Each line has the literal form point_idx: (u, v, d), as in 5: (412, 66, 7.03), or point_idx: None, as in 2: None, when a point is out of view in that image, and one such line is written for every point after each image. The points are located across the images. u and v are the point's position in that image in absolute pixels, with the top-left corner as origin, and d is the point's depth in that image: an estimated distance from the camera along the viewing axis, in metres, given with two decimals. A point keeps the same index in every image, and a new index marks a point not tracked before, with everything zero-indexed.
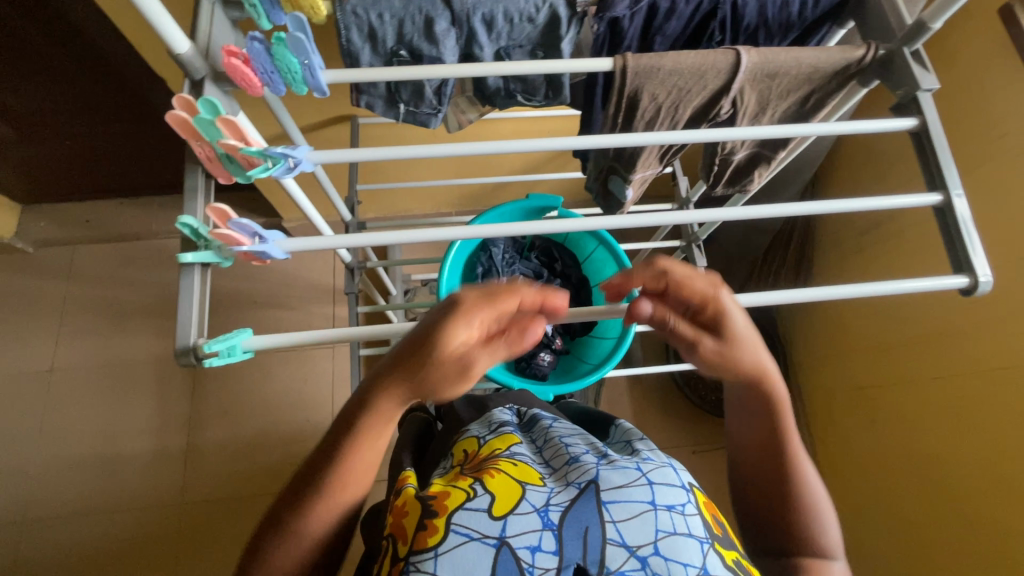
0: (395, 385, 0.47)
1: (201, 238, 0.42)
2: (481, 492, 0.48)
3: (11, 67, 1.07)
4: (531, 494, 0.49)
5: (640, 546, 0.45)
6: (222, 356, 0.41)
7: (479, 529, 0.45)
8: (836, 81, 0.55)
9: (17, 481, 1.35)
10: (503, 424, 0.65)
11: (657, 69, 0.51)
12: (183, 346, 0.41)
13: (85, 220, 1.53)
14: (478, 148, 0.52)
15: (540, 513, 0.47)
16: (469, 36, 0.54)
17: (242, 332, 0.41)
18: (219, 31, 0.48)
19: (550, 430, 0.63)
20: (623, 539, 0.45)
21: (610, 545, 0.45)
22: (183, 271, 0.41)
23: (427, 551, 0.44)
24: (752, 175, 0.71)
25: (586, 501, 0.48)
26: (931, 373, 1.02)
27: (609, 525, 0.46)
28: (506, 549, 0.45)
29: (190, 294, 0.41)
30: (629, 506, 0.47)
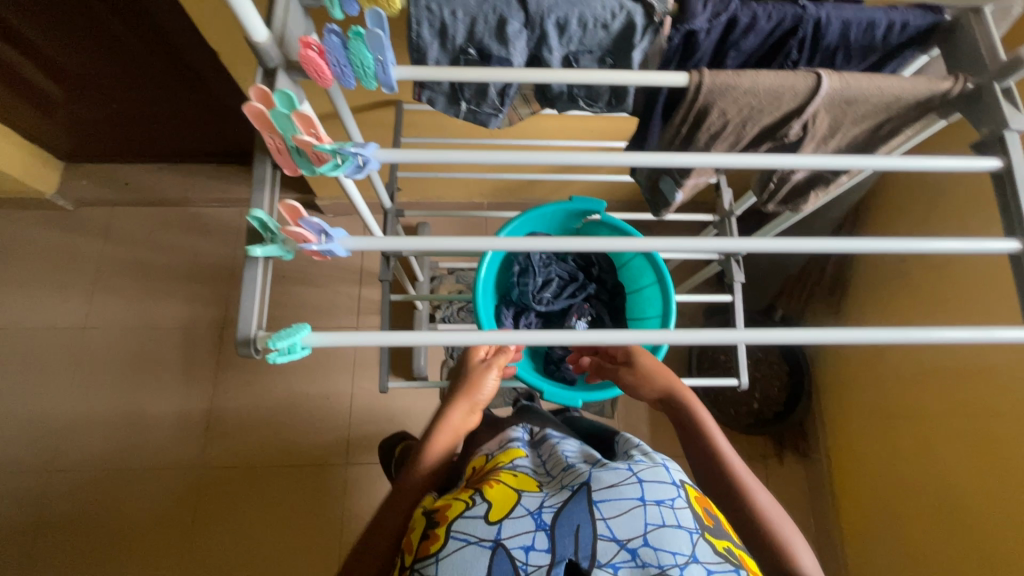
0: (453, 402, 0.74)
1: (268, 231, 0.42)
2: (480, 502, 0.60)
3: (65, 26, 1.08)
4: (527, 500, 0.61)
5: (631, 538, 0.56)
6: (285, 353, 0.41)
7: (478, 534, 0.57)
8: (915, 112, 0.53)
9: (46, 431, 1.39)
10: (512, 439, 0.77)
11: (733, 87, 0.50)
12: (244, 337, 0.41)
13: (124, 182, 1.55)
14: (539, 157, 0.50)
15: (535, 515, 0.59)
16: (540, 38, 0.52)
17: (303, 328, 0.41)
18: (294, 18, 0.47)
19: (554, 445, 0.75)
20: (614, 534, 0.57)
21: (602, 540, 0.56)
22: (250, 263, 0.42)
23: (430, 556, 0.57)
24: (808, 198, 0.68)
25: (578, 501, 0.60)
26: (965, 409, 1.00)
27: (599, 522, 0.58)
28: (502, 549, 0.56)
29: (253, 284, 0.42)
30: (620, 504, 0.59)
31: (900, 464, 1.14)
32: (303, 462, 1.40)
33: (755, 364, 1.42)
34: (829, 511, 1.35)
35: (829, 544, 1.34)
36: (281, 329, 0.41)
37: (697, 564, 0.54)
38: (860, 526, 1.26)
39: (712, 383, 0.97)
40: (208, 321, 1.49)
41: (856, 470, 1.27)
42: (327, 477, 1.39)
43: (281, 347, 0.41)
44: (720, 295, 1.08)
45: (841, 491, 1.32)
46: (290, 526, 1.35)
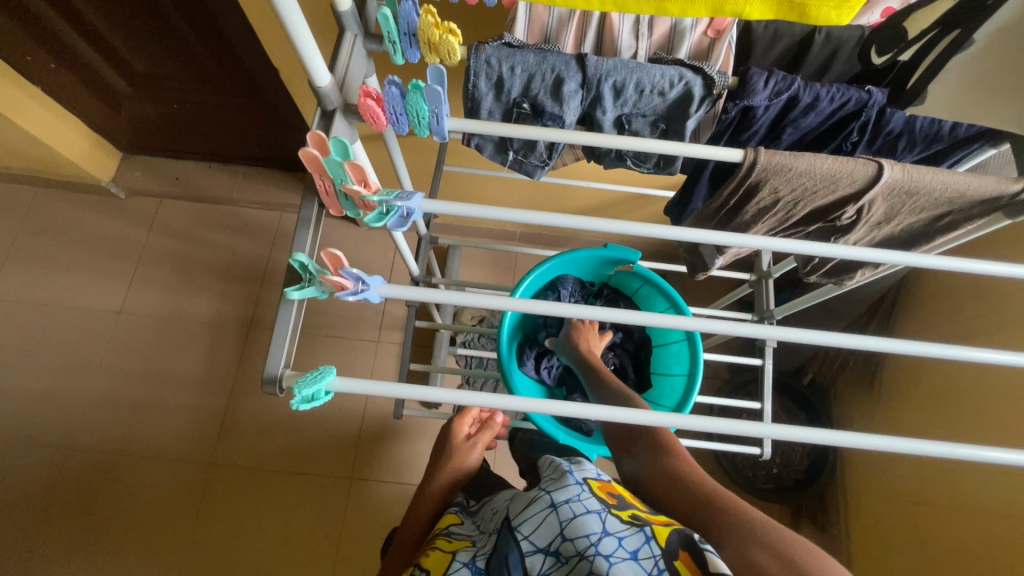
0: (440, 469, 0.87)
1: (306, 273, 0.42)
2: (421, 572, 0.62)
3: (141, 31, 1.13)
4: (461, 554, 0.63)
5: (550, 543, 0.58)
6: (306, 400, 0.41)
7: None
8: (980, 208, 0.51)
9: (70, 408, 1.43)
10: (452, 509, 0.80)
11: (788, 168, 0.48)
12: (271, 376, 0.42)
13: (174, 177, 1.62)
14: (582, 223, 0.48)
15: (469, 564, 0.61)
16: (595, 99, 0.52)
17: (328, 373, 0.41)
18: (355, 63, 0.49)
19: (486, 504, 0.77)
20: (537, 547, 0.58)
21: (528, 557, 0.58)
22: (286, 304, 0.42)
23: None
24: (855, 274, 0.68)
25: (505, 539, 0.61)
26: (1002, 511, 0.93)
27: (524, 542, 0.59)
28: None
29: (286, 325, 0.42)
30: (534, 522, 0.60)
31: (923, 557, 1.07)
32: (307, 472, 1.40)
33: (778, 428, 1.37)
34: None
35: None
36: (306, 374, 0.41)
37: (610, 537, 0.55)
38: None
39: (733, 449, 0.93)
40: (235, 320, 1.53)
41: (875, 554, 1.19)
42: (329, 489, 1.38)
43: (304, 393, 0.41)
44: (747, 357, 1.05)
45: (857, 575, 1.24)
46: (286, 534, 1.35)
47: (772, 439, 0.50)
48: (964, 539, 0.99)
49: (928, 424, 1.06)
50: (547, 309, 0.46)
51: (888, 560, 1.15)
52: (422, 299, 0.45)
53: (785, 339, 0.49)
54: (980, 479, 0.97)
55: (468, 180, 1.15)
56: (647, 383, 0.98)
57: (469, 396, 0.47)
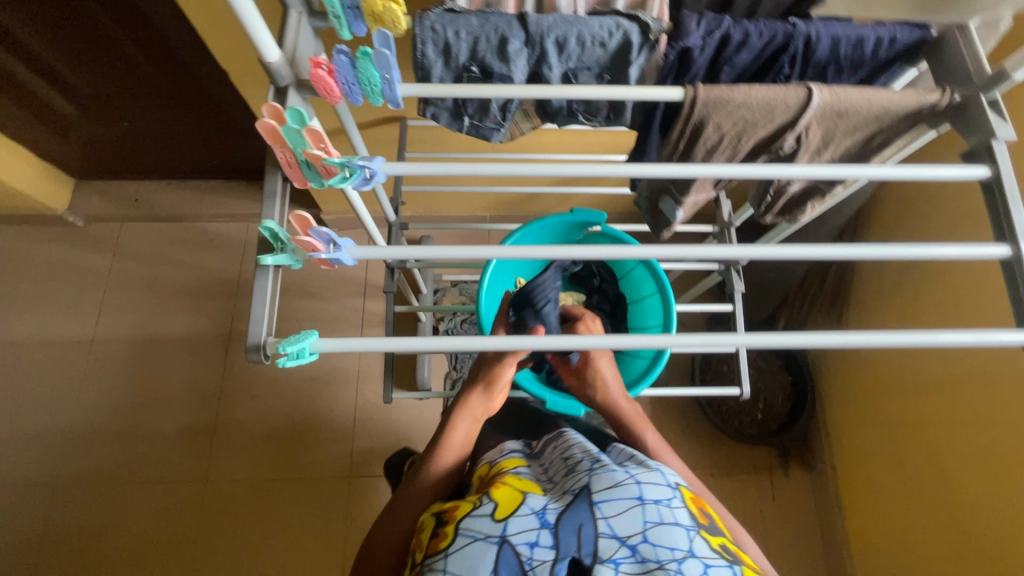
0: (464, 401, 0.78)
1: (278, 241, 0.44)
2: (486, 502, 0.60)
3: (81, 47, 1.11)
4: (531, 501, 0.61)
5: (630, 536, 0.55)
6: (294, 357, 0.43)
7: (484, 531, 0.57)
8: (906, 123, 0.55)
9: (53, 444, 1.40)
10: (512, 449, 0.76)
11: (727, 101, 0.52)
12: (256, 344, 0.43)
13: (133, 199, 1.58)
14: (542, 170, 0.53)
15: (539, 514, 0.59)
16: (540, 56, 0.54)
17: (312, 335, 0.43)
18: (303, 40, 0.50)
19: (555, 449, 0.74)
20: (614, 532, 0.56)
21: (602, 538, 0.56)
22: (261, 270, 0.44)
23: (438, 552, 0.57)
24: (805, 210, 0.69)
25: (580, 505, 0.59)
26: (969, 416, 1.00)
27: (601, 521, 0.57)
28: (506, 545, 0.55)
29: (264, 291, 0.44)
30: (618, 504, 0.58)
31: (907, 475, 1.14)
32: (308, 476, 1.40)
33: (758, 376, 1.42)
34: (836, 522, 1.34)
35: (837, 556, 1.32)
36: (289, 334, 0.43)
37: (696, 559, 0.53)
38: (869, 537, 1.24)
39: (714, 393, 0.99)
40: (214, 335, 1.51)
41: (862, 479, 1.26)
42: (331, 490, 1.39)
43: (289, 351, 0.42)
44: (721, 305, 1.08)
45: (848, 503, 1.30)
46: (295, 539, 1.35)
47: (750, 348, 0.55)
48: (942, 450, 1.06)
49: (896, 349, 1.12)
50: (527, 254, 0.51)
51: (875, 482, 1.22)
52: (391, 259, 0.46)
53: (735, 257, 0.53)
54: (948, 392, 1.04)
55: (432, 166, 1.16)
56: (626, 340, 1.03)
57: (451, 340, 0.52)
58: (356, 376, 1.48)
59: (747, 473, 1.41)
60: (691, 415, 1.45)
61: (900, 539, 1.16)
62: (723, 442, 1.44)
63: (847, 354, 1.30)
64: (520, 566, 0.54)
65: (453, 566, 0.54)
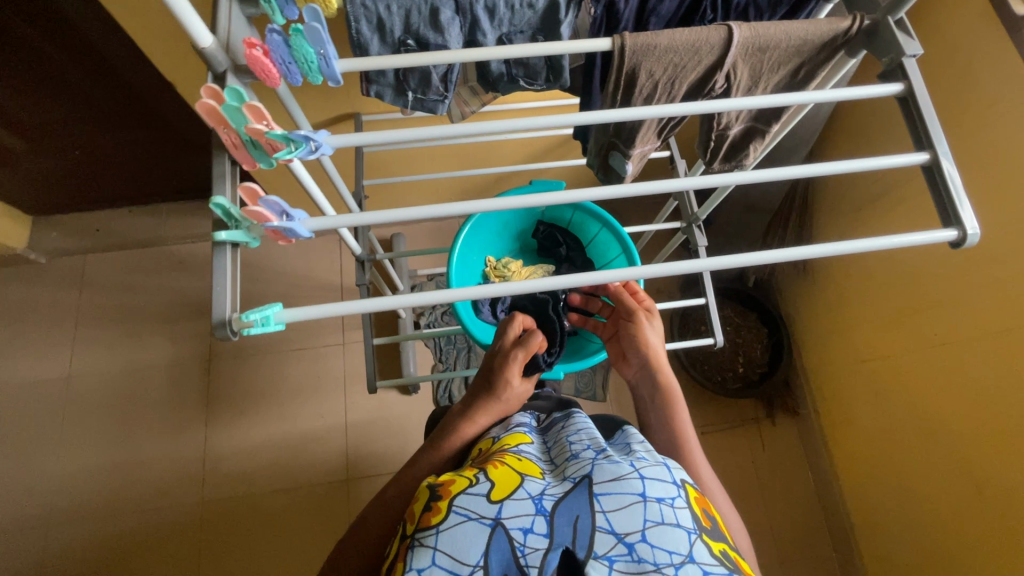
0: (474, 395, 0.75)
1: (233, 219, 0.48)
2: (483, 481, 0.54)
3: (19, 78, 1.09)
4: (529, 484, 0.54)
5: (628, 533, 0.48)
6: (258, 325, 0.47)
7: (478, 511, 0.50)
8: (824, 52, 0.58)
9: (40, 485, 1.38)
10: (519, 424, 0.71)
11: (654, 46, 0.54)
12: (220, 318, 0.47)
13: (95, 229, 1.56)
14: (487, 128, 0.54)
15: (536, 500, 0.52)
16: (472, 23, 0.56)
17: (275, 305, 0.47)
18: (236, 27, 0.51)
19: (561, 429, 0.68)
20: (611, 527, 0.49)
21: (599, 532, 0.49)
22: (217, 248, 0.47)
23: (430, 528, 0.50)
24: (748, 153, 0.73)
25: (579, 493, 0.52)
26: (933, 340, 1.04)
27: (599, 514, 0.50)
28: (500, 529, 0.49)
29: (223, 269, 0.47)
30: (619, 497, 0.51)
31: (883, 406, 1.18)
32: (305, 484, 1.39)
33: (735, 330, 1.45)
34: (823, 462, 1.38)
35: (829, 495, 1.36)
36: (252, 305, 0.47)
37: (695, 565, 0.46)
38: (856, 471, 1.28)
39: (690, 345, 1.07)
40: (194, 356, 1.49)
41: (843, 418, 1.30)
42: (329, 495, 1.38)
43: (255, 319, 0.47)
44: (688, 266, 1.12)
45: (833, 442, 1.35)
46: (297, 550, 1.34)
47: (712, 270, 0.60)
48: (912, 377, 1.10)
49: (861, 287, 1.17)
50: (477, 206, 0.55)
51: (854, 418, 1.27)
52: (344, 226, 0.50)
53: (681, 189, 0.57)
54: (910, 320, 1.08)
55: (392, 159, 1.17)
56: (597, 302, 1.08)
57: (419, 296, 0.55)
58: (343, 380, 1.48)
59: (735, 426, 1.45)
60: (675, 377, 1.48)
61: (885, 469, 1.20)
62: (708, 400, 1.48)
63: (815, 300, 1.35)
64: (511, 553, 0.48)
65: (445, 545, 0.48)
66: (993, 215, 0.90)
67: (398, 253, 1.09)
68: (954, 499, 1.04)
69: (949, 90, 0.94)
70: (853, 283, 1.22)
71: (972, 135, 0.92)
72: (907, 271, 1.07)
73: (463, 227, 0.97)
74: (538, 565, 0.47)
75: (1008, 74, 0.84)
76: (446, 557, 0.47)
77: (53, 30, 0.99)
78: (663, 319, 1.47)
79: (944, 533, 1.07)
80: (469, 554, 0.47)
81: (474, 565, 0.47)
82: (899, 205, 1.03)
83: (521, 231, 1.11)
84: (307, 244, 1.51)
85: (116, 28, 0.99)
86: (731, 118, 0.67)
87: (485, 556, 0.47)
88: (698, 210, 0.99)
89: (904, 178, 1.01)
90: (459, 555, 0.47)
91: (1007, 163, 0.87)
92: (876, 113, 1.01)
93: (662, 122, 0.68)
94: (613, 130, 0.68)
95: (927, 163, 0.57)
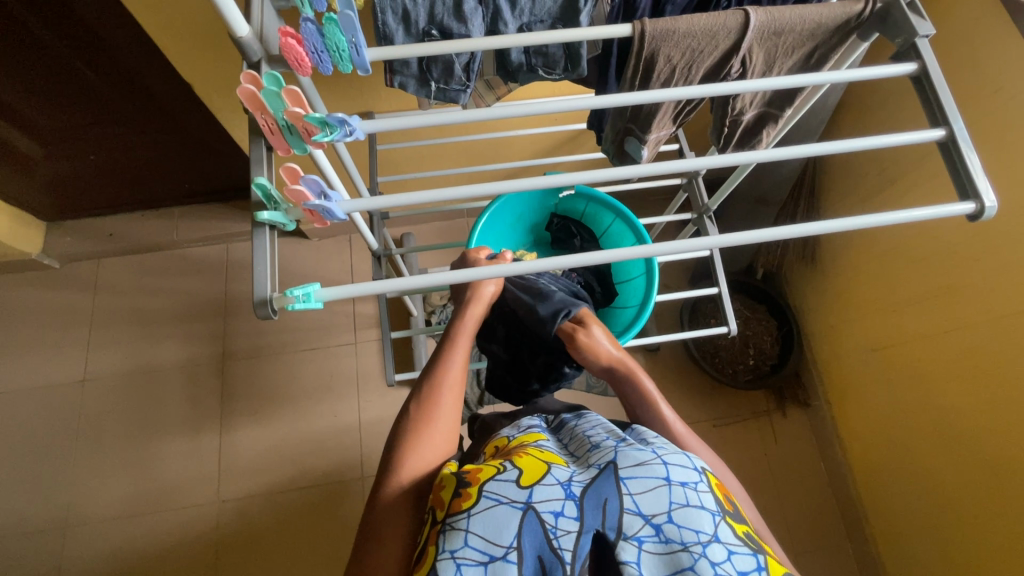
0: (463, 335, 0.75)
1: (271, 201, 0.51)
2: (510, 468, 0.53)
3: (37, 81, 1.11)
4: (556, 471, 0.54)
5: (656, 514, 0.48)
6: (300, 302, 0.49)
7: (508, 495, 0.50)
8: (837, 36, 0.60)
9: (57, 487, 1.39)
10: (531, 425, 0.70)
11: (673, 31, 0.55)
12: (262, 297, 0.50)
13: (108, 233, 1.57)
14: (509, 113, 0.55)
15: (565, 485, 0.51)
16: (495, 13, 0.58)
17: (315, 282, 0.50)
18: (268, 19, 0.53)
19: (575, 426, 0.67)
20: (639, 509, 0.49)
21: (627, 514, 0.49)
22: (258, 228, 0.50)
23: (461, 512, 0.49)
24: (761, 139, 0.73)
25: (605, 478, 0.52)
26: (943, 326, 1.05)
27: (626, 497, 0.50)
28: (532, 512, 0.48)
29: (264, 249, 0.51)
30: (645, 481, 0.51)
31: (896, 394, 1.18)
32: (320, 482, 1.39)
33: (745, 323, 1.45)
34: (836, 454, 1.38)
35: (843, 486, 1.36)
36: (294, 285, 0.50)
37: (722, 545, 0.46)
38: (870, 461, 1.28)
39: (701, 334, 1.06)
40: (208, 357, 1.50)
41: (854, 408, 1.31)
42: (344, 494, 1.38)
43: (297, 295, 0.49)
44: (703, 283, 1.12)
45: (846, 433, 1.35)
46: (314, 548, 1.34)
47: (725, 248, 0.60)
48: (924, 365, 1.10)
49: (876, 277, 1.18)
50: (511, 187, 0.56)
51: (866, 407, 1.27)
52: (380, 207, 0.52)
53: (711, 167, 0.57)
54: (922, 307, 1.09)
55: (405, 156, 1.18)
56: (612, 295, 1.08)
57: (436, 278, 0.56)
58: (356, 379, 1.49)
59: (748, 419, 1.46)
60: (685, 370, 1.49)
61: (899, 458, 1.20)
62: (719, 394, 1.49)
63: (824, 290, 1.35)
64: (543, 535, 0.47)
65: (477, 527, 0.48)
66: (1004, 199, 0.91)
67: (411, 249, 1.09)
68: (972, 487, 1.03)
69: (956, 76, 0.96)
70: (862, 272, 1.23)
71: (980, 120, 0.93)
72: (917, 258, 1.08)
73: (479, 220, 0.98)
74: (572, 548, 0.47)
75: (1017, 60, 0.85)
76: (478, 539, 0.47)
77: (72, 34, 1.01)
78: (673, 312, 1.49)
79: (962, 521, 1.06)
80: (502, 536, 0.47)
81: (508, 546, 0.46)
82: (909, 193, 1.04)
83: (534, 224, 1.13)
84: (318, 245, 1.53)
85: (134, 30, 1.01)
86: (745, 103, 0.68)
87: (518, 538, 0.47)
88: (709, 201, 1.00)
89: (914, 166, 1.02)
90: (492, 537, 0.47)
91: (1018, 146, 0.88)
92: (884, 101, 1.03)
93: (678, 107, 0.69)
94: (630, 115, 0.70)
95: (942, 139, 0.58)
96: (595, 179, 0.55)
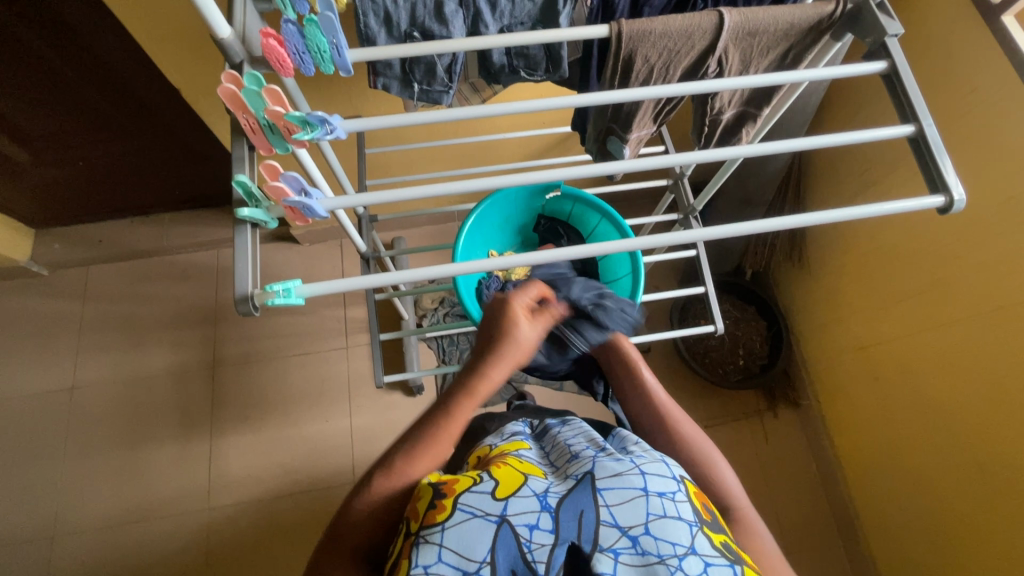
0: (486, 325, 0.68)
1: (252, 199, 0.53)
2: (486, 479, 0.53)
3: (25, 88, 1.11)
4: (533, 482, 0.54)
5: (632, 526, 0.49)
6: (281, 296, 0.50)
7: (483, 508, 0.50)
8: (811, 36, 0.61)
9: (44, 494, 1.37)
10: (515, 432, 0.70)
11: (649, 32, 0.56)
12: (243, 294, 0.51)
13: (98, 240, 1.57)
14: (488, 111, 0.55)
15: (540, 497, 0.52)
16: (475, 15, 0.59)
17: (297, 278, 0.50)
18: (250, 20, 0.54)
19: (557, 434, 0.67)
20: (615, 521, 0.49)
21: (603, 526, 0.49)
22: (240, 225, 0.51)
23: (435, 525, 0.49)
24: (740, 138, 0.75)
25: (582, 489, 0.52)
26: (927, 324, 1.07)
27: (603, 509, 0.50)
28: (506, 526, 0.49)
29: (245, 246, 0.51)
30: (622, 492, 0.51)
31: (884, 393, 1.19)
32: (311, 488, 1.39)
33: (733, 323, 1.47)
34: (826, 453, 1.39)
35: (834, 487, 1.37)
36: (275, 285, 0.50)
37: (697, 557, 0.47)
38: (860, 461, 1.29)
39: (689, 333, 1.06)
40: (197, 364, 1.50)
41: (843, 408, 1.32)
42: (334, 500, 1.37)
43: (278, 290, 0.50)
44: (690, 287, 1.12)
45: (835, 432, 1.36)
46: (303, 554, 1.33)
47: (703, 242, 0.60)
48: (913, 363, 1.11)
49: (863, 276, 1.20)
50: (489, 183, 0.57)
51: (855, 406, 1.28)
52: (360, 205, 0.52)
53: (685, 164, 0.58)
54: (907, 305, 1.10)
55: (394, 159, 1.19)
56: None
57: (415, 273, 0.57)
58: (347, 383, 1.49)
59: (738, 419, 1.46)
60: (675, 370, 1.50)
61: (888, 458, 1.21)
62: (709, 395, 1.49)
63: (812, 290, 1.37)
64: (517, 549, 0.48)
65: (451, 541, 0.47)
66: (982, 198, 0.93)
67: (399, 251, 1.09)
68: (961, 485, 1.04)
69: (932, 78, 0.98)
70: (849, 272, 1.24)
71: (957, 121, 0.95)
72: (902, 255, 1.09)
73: (467, 220, 0.99)
74: (546, 561, 0.47)
75: (992, 62, 0.87)
76: (452, 554, 0.47)
77: (60, 41, 1.02)
78: (663, 313, 1.50)
79: (954, 522, 1.07)
80: (476, 551, 0.47)
81: (481, 561, 0.46)
82: (891, 193, 1.06)
83: (521, 226, 1.13)
84: (309, 250, 1.53)
85: (123, 36, 1.02)
86: (723, 103, 0.70)
87: (492, 552, 0.47)
88: (694, 201, 1.01)
89: (895, 166, 1.04)
90: (466, 552, 0.47)
91: (995, 146, 0.90)
92: (865, 102, 1.05)
93: (658, 106, 0.70)
94: (610, 115, 0.71)
95: (913, 134, 0.59)
96: (579, 176, 0.56)
